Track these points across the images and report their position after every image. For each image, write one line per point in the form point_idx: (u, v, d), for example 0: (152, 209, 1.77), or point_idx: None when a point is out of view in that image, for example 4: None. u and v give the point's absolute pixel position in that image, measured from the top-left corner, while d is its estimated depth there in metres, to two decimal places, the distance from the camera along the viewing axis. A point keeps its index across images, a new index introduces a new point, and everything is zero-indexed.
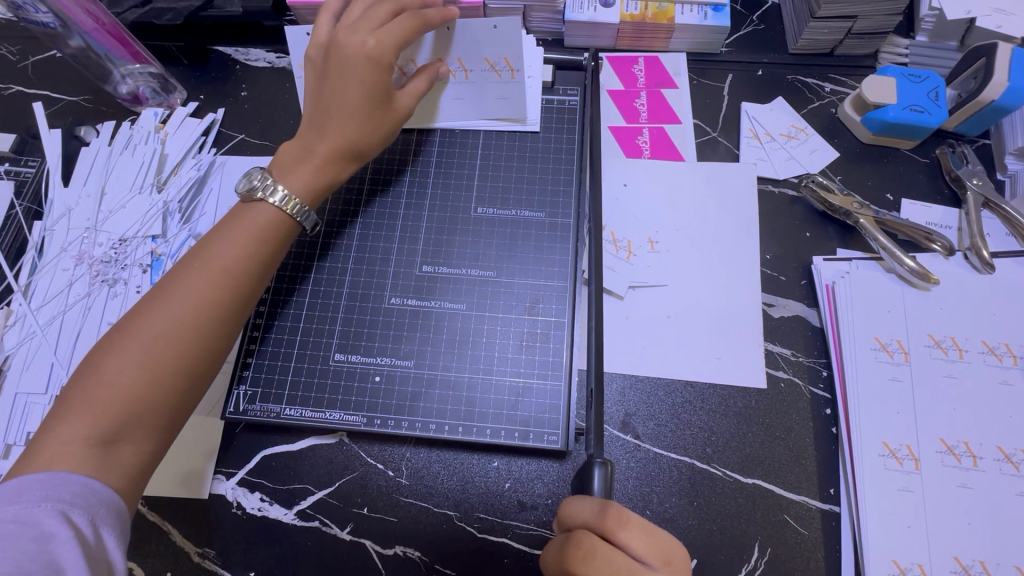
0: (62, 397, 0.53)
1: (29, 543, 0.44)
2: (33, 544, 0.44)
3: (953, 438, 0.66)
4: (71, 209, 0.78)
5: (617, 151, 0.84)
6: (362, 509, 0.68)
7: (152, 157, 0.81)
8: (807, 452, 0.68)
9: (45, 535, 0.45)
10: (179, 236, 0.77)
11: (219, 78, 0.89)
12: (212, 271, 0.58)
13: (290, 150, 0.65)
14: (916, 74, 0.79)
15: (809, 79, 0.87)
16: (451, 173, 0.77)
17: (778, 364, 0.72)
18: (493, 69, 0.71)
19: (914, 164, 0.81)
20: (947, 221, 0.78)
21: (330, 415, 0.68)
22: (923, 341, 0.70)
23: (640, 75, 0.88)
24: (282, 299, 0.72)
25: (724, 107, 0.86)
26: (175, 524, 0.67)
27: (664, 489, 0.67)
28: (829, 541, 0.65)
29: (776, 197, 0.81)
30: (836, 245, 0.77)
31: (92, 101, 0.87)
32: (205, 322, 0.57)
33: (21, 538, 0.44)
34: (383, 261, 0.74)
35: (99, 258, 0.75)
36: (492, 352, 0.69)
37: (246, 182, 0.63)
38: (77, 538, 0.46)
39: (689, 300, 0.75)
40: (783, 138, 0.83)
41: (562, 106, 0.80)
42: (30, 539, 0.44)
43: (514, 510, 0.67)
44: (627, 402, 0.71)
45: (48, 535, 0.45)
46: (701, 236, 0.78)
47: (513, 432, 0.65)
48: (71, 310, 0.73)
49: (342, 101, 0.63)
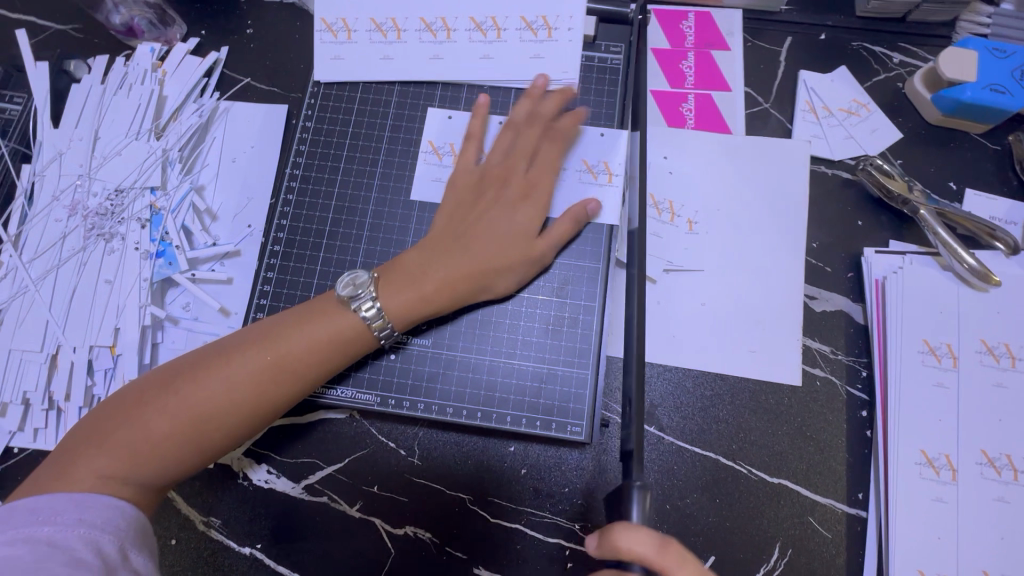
0: (104, 426, 0.53)
1: (61, 566, 0.43)
2: (65, 567, 0.43)
3: (995, 450, 0.63)
4: (62, 154, 0.72)
5: (659, 118, 0.77)
6: (372, 487, 0.65)
7: (149, 99, 0.73)
8: (837, 453, 0.65)
9: (77, 560, 0.44)
10: (180, 188, 0.71)
11: (221, 11, 0.80)
12: (281, 365, 0.55)
13: (401, 261, 0.61)
14: (1002, 48, 0.71)
15: (876, 48, 0.78)
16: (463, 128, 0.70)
17: (816, 361, 0.68)
18: (529, 28, 0.70)
19: (984, 150, 0.74)
20: (1013, 216, 0.72)
21: (340, 392, 0.64)
22: (975, 346, 0.66)
23: (688, 33, 0.80)
24: (292, 266, 0.67)
25: (780, 74, 0.78)
26: (179, 493, 0.65)
27: (686, 484, 0.65)
28: (851, 545, 0.63)
29: (828, 179, 0.74)
30: (888, 236, 0.72)
31: (82, 31, 0.79)
32: (260, 406, 0.55)
33: (55, 562, 0.44)
34: (401, 229, 0.68)
35: (93, 210, 0.70)
36: (516, 335, 0.64)
37: (348, 281, 0.58)
38: (104, 563, 0.45)
39: (726, 287, 0.70)
40: (842, 113, 0.76)
41: (604, 65, 0.71)
42: (63, 564, 0.44)
43: (530, 497, 0.64)
44: (653, 392, 0.68)
45: (79, 560, 0.44)
46: (743, 219, 0.72)
47: (535, 420, 0.62)
48: (66, 265, 0.69)
49: (469, 238, 0.61)
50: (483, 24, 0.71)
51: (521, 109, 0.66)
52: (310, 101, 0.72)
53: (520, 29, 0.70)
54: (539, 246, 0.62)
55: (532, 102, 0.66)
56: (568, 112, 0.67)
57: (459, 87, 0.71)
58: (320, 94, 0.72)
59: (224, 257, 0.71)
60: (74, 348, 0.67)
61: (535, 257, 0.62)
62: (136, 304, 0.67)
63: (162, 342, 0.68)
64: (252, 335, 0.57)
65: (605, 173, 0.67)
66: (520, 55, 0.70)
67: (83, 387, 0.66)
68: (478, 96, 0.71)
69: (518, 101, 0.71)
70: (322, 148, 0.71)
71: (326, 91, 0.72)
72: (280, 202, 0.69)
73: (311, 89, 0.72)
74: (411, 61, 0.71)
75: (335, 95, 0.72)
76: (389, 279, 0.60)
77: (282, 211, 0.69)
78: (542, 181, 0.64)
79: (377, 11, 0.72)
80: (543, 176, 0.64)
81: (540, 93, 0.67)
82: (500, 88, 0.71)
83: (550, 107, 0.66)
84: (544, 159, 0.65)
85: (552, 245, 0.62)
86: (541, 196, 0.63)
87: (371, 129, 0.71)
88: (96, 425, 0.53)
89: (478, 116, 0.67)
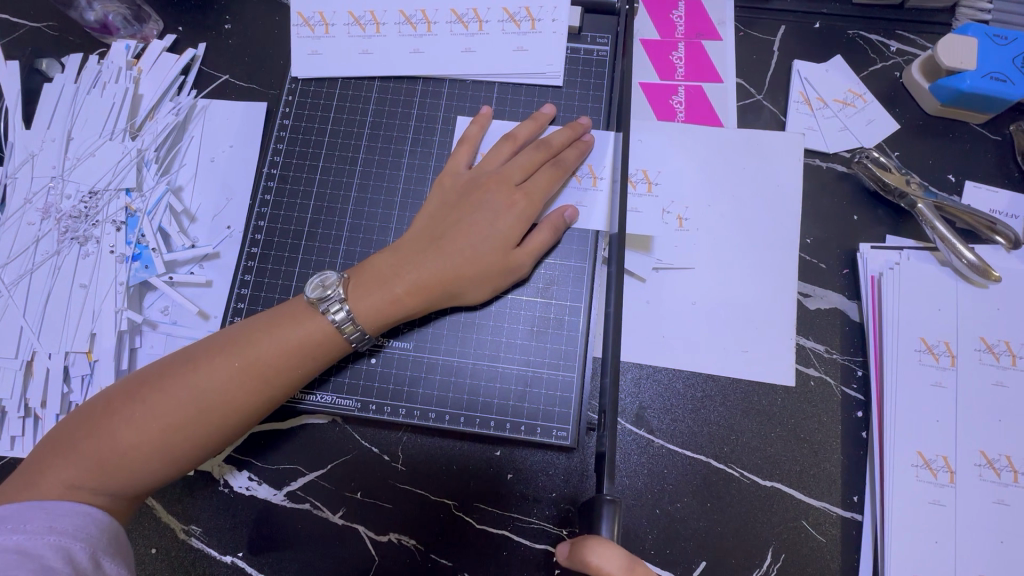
0: (71, 434, 0.51)
1: None
2: None
3: (995, 451, 0.61)
4: (34, 155, 0.70)
5: (648, 112, 0.75)
6: (355, 494, 0.64)
7: (123, 98, 0.72)
8: (832, 455, 0.63)
9: (47, 567, 0.44)
10: (156, 190, 0.70)
11: (199, 6, 0.78)
12: (254, 371, 0.54)
13: (376, 262, 0.60)
14: (1003, 34, 0.68)
15: (873, 36, 0.76)
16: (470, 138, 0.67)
17: (810, 360, 0.66)
18: (512, 20, 0.68)
19: (984, 141, 0.72)
20: (1014, 209, 0.69)
21: (321, 397, 0.62)
22: (974, 344, 0.64)
23: (679, 23, 0.78)
24: (270, 268, 0.66)
25: (773, 64, 0.76)
26: (159, 500, 0.64)
27: (676, 488, 0.63)
28: (847, 549, 0.61)
29: (823, 172, 0.72)
30: (885, 231, 0.69)
31: (55, 29, 0.77)
32: (233, 412, 0.53)
33: (23, 569, 0.43)
34: (381, 229, 0.66)
35: (67, 213, 0.68)
36: (500, 337, 0.63)
37: (318, 283, 0.57)
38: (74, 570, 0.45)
39: (717, 285, 0.68)
40: (837, 105, 0.73)
41: (590, 57, 0.69)
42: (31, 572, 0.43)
43: (516, 503, 0.63)
44: (642, 394, 0.66)
45: (48, 568, 0.44)
46: (734, 215, 0.70)
47: (520, 424, 0.60)
48: (40, 269, 0.67)
49: (447, 244, 0.59)
50: (465, 16, 0.68)
51: (525, 130, 0.64)
52: (287, 98, 0.70)
53: (502, 21, 0.68)
54: (518, 255, 0.60)
55: (537, 127, 0.65)
56: (578, 143, 0.64)
57: (442, 82, 0.69)
58: (298, 91, 0.70)
59: (203, 260, 0.69)
60: (49, 354, 0.65)
61: (515, 267, 0.60)
62: (113, 309, 0.66)
63: (141, 348, 0.67)
64: (224, 341, 0.55)
65: (590, 177, 0.64)
66: (504, 48, 0.68)
67: (59, 394, 0.64)
68: (461, 91, 0.69)
69: (502, 96, 0.69)
70: (300, 146, 0.69)
71: (304, 87, 0.70)
72: (257, 202, 0.68)
73: (288, 85, 0.70)
74: (391, 55, 0.69)
75: (313, 92, 0.70)
76: (363, 279, 0.58)
77: (260, 211, 0.67)
78: (535, 190, 0.61)
79: (355, 4, 0.70)
80: (538, 189, 0.61)
81: (546, 121, 0.65)
82: (483, 83, 0.69)
83: (560, 137, 0.63)
84: (544, 172, 0.62)
85: (532, 255, 0.60)
86: (522, 202, 0.60)
87: (350, 126, 0.69)
88: (63, 432, 0.52)
89: (476, 123, 0.65)
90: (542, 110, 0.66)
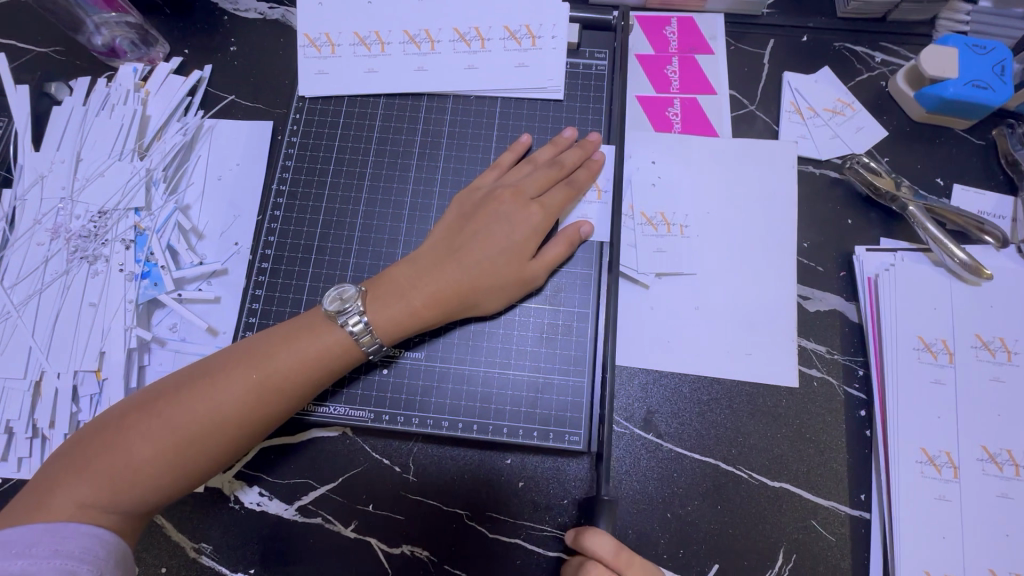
0: (83, 452, 0.51)
1: None
2: None
3: (996, 446, 0.62)
4: (44, 176, 0.71)
5: (645, 124, 0.77)
6: (367, 506, 0.64)
7: (131, 119, 0.73)
8: (838, 454, 0.64)
9: None
10: (165, 208, 0.71)
11: (205, 29, 0.79)
12: (268, 384, 0.54)
13: (391, 273, 0.61)
14: (982, 45, 0.71)
15: (858, 48, 0.79)
16: (480, 157, 0.70)
17: (812, 361, 0.67)
18: (513, 37, 0.70)
19: (969, 145, 0.74)
20: (1001, 210, 0.72)
21: (333, 409, 0.63)
22: (970, 341, 0.66)
23: (672, 38, 0.80)
24: (281, 283, 0.66)
25: (764, 76, 0.78)
26: (168, 518, 0.64)
27: (686, 491, 0.64)
28: (856, 547, 0.62)
29: (816, 179, 0.74)
30: (879, 234, 0.72)
31: (64, 53, 0.78)
32: (247, 423, 0.54)
33: None
34: (391, 242, 0.67)
35: (77, 233, 0.69)
36: (510, 345, 0.63)
37: (336, 296, 0.58)
38: None
39: (719, 290, 0.70)
40: (827, 114, 0.76)
41: (589, 71, 0.71)
42: None
43: (528, 511, 0.63)
44: (650, 399, 0.67)
45: None
46: (733, 222, 0.72)
47: (533, 430, 0.61)
48: (49, 289, 0.68)
49: (464, 254, 0.60)
50: (467, 34, 0.70)
51: (546, 152, 0.66)
52: (295, 116, 0.72)
53: (504, 40, 0.70)
54: (532, 266, 0.61)
55: (557, 150, 0.66)
56: (589, 163, 0.65)
57: (446, 98, 0.71)
58: (306, 109, 0.72)
59: (211, 276, 0.70)
60: (58, 374, 0.65)
61: (530, 278, 0.61)
62: (122, 327, 0.66)
63: (149, 365, 0.67)
64: (237, 354, 0.55)
65: (595, 191, 0.66)
66: (505, 64, 0.70)
67: (68, 413, 0.64)
68: (464, 106, 0.71)
69: (506, 111, 0.71)
70: (309, 161, 0.70)
71: (311, 106, 0.72)
72: (267, 217, 0.69)
73: (296, 104, 0.72)
74: (396, 73, 0.71)
75: (321, 110, 0.72)
76: (379, 291, 0.59)
77: (269, 226, 0.68)
78: (549, 205, 0.62)
79: (360, 25, 0.72)
80: (552, 204, 0.62)
81: (567, 145, 0.67)
82: (486, 98, 0.71)
83: (573, 157, 0.65)
84: (558, 189, 0.63)
85: (547, 266, 0.62)
86: (536, 214, 0.62)
87: (358, 142, 0.71)
88: (76, 449, 0.52)
89: (514, 151, 0.67)
90: (563, 134, 0.67)
